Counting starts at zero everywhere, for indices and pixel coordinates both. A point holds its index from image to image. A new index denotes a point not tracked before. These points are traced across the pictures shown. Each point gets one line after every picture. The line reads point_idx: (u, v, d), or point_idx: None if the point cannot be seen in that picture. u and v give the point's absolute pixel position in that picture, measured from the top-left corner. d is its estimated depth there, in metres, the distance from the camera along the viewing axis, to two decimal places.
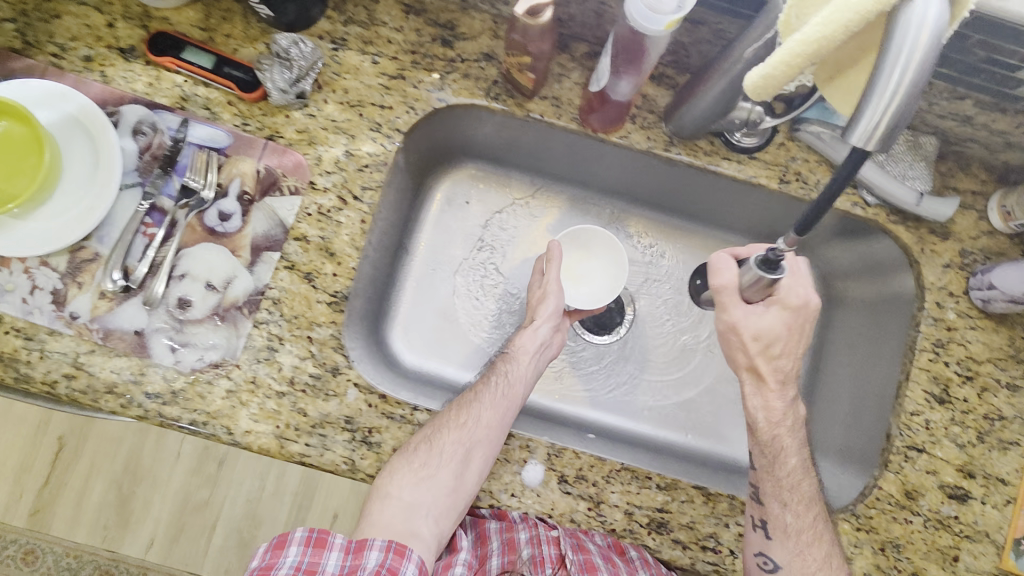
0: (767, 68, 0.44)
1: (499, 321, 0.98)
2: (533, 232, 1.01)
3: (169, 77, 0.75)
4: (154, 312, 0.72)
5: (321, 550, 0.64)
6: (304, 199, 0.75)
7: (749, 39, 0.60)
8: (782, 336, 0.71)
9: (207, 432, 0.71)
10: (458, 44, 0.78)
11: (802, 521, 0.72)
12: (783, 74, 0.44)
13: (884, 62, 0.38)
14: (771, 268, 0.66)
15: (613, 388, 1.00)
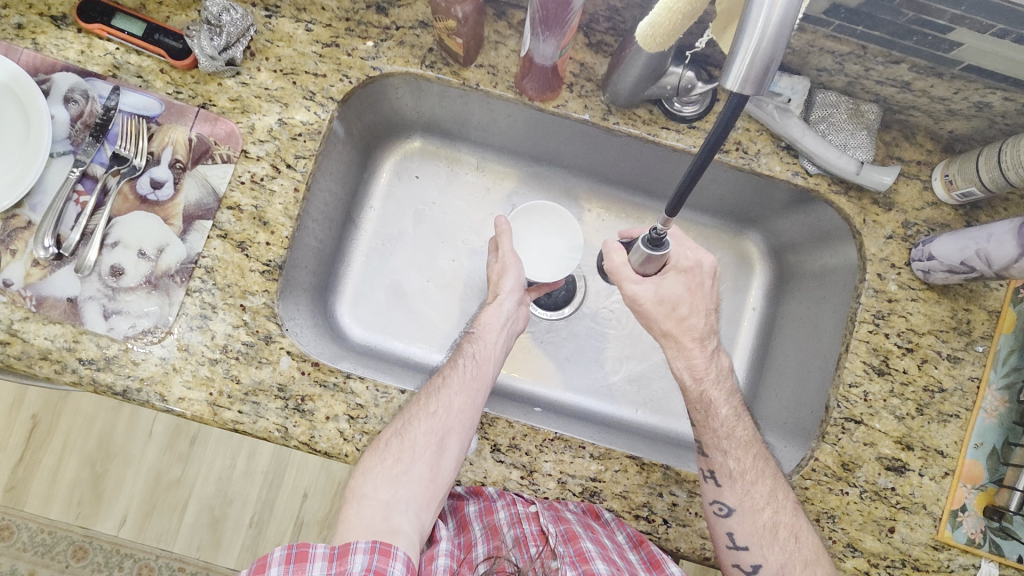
0: (653, 16, 0.46)
1: (448, 296, 0.98)
2: (483, 206, 1.01)
3: (101, 45, 0.75)
4: (86, 280, 0.72)
5: (305, 565, 0.59)
6: (237, 166, 0.74)
7: None
8: (683, 297, 0.72)
9: (140, 399, 0.71)
10: (393, 11, 0.77)
11: (745, 463, 0.73)
12: (667, 20, 0.45)
13: (752, 5, 0.38)
14: (657, 244, 0.66)
15: (565, 363, 1.01)
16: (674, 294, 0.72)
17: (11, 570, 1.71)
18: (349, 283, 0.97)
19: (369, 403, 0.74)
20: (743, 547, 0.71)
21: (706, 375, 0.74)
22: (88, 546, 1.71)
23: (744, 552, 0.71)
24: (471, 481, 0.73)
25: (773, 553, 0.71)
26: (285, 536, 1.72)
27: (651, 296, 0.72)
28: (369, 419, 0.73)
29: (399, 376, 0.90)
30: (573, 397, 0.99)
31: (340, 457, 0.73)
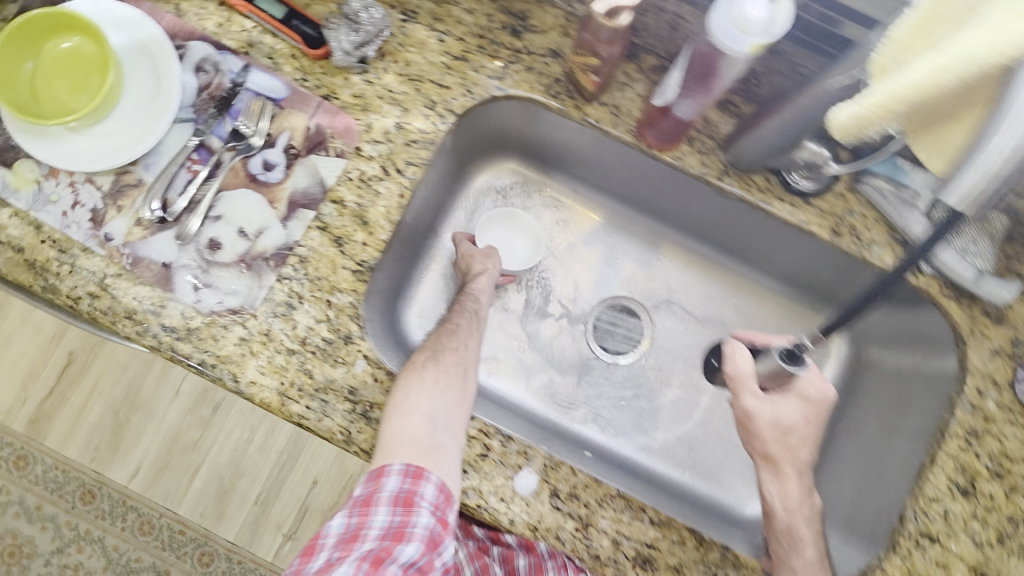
0: (861, 109, 0.48)
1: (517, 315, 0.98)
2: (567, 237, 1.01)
3: (241, 21, 0.76)
4: (184, 248, 0.72)
5: (418, 481, 0.62)
6: (348, 163, 0.74)
7: (839, 70, 0.57)
8: (799, 425, 0.74)
9: (213, 375, 0.71)
10: (527, 36, 0.76)
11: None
12: (874, 115, 0.48)
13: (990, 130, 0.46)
14: (792, 360, 0.74)
15: (619, 411, 0.98)
16: (791, 419, 0.74)
17: (19, 501, 1.73)
18: (422, 291, 0.97)
19: None
20: None
21: (800, 509, 0.72)
22: (97, 492, 1.72)
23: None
24: (523, 522, 0.69)
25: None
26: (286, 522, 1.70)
27: (767, 416, 0.74)
28: None
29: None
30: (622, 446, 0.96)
31: None
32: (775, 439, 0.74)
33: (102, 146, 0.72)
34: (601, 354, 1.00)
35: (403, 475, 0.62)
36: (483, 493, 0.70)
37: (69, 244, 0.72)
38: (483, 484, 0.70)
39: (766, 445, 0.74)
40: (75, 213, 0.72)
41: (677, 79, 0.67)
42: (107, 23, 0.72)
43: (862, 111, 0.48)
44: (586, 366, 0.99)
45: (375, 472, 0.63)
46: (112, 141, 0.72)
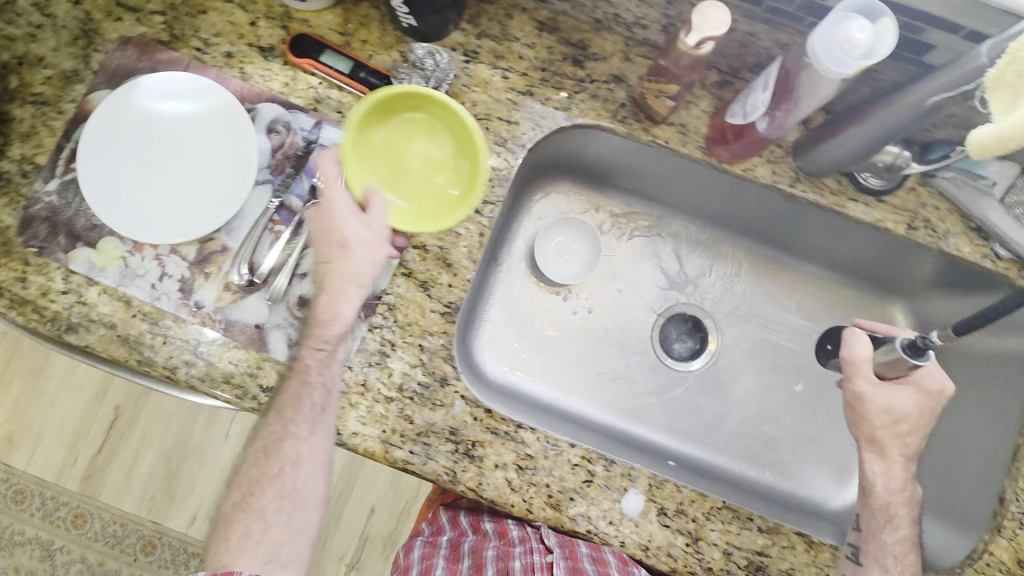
0: (989, 134, 0.52)
1: (585, 334, 1.00)
2: (624, 251, 1.02)
3: (306, 78, 0.76)
4: (275, 309, 0.73)
5: (200, 568, 0.67)
6: (427, 208, 0.75)
7: (935, 85, 0.61)
8: (913, 416, 0.72)
9: (316, 430, 0.72)
10: (589, 65, 0.78)
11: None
12: (1001, 144, 0.52)
13: None
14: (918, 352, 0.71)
15: (693, 415, 1.00)
16: (904, 406, 0.72)
17: (81, 559, 1.73)
18: (490, 321, 0.98)
19: (538, 454, 0.73)
20: None
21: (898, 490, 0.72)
22: (156, 541, 1.73)
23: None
24: (634, 542, 0.72)
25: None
26: (348, 551, 1.70)
27: (879, 401, 0.72)
28: (537, 470, 0.73)
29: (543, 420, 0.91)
30: (700, 452, 0.98)
31: (506, 506, 0.72)
32: (883, 425, 0.72)
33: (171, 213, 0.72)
34: (670, 362, 1.01)
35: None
36: (592, 518, 0.72)
37: (160, 316, 0.73)
38: (591, 509, 0.72)
39: (874, 428, 0.72)
40: (163, 285, 0.73)
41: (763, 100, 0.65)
42: (178, 94, 0.73)
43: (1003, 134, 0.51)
44: (654, 376, 1.01)
45: None
46: (181, 210, 0.72)
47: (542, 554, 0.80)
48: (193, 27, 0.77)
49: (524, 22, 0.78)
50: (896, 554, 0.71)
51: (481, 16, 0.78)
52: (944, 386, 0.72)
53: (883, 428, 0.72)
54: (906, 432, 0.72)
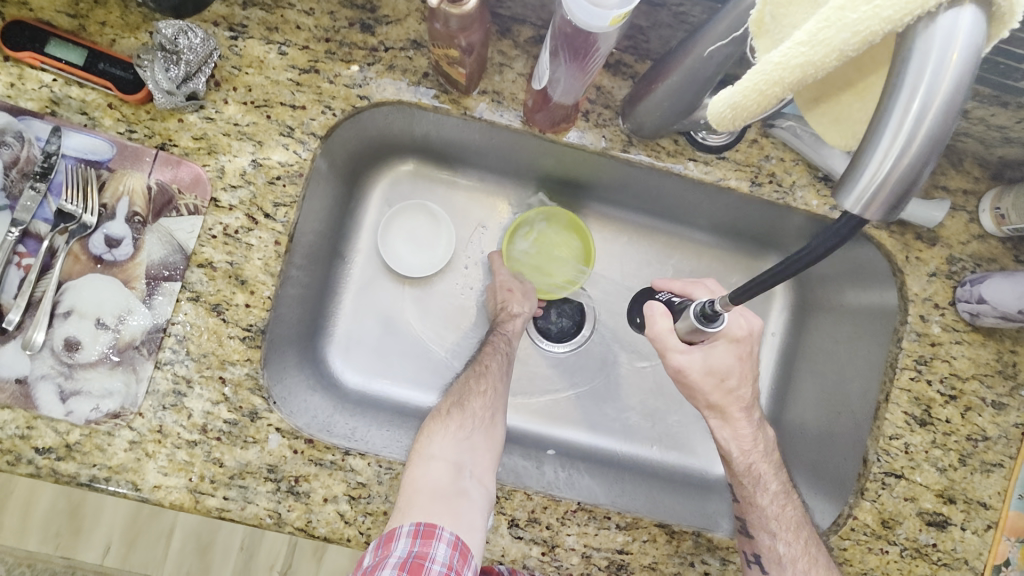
0: (735, 95, 0.34)
1: (451, 326, 0.93)
2: (484, 232, 0.94)
3: (35, 75, 0.63)
4: (36, 358, 0.62)
5: (431, 541, 0.58)
6: (206, 218, 0.65)
7: (708, 37, 0.52)
8: (735, 368, 0.64)
9: (111, 489, 0.63)
10: (381, 30, 0.67)
11: (797, 549, 0.65)
12: (755, 103, 0.34)
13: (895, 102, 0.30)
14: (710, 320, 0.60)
15: (573, 398, 0.94)
16: (725, 363, 0.64)
17: None
18: (343, 325, 0.89)
19: (372, 480, 0.66)
20: None
21: (753, 448, 0.69)
22: None
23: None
24: (486, 560, 0.66)
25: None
26: (278, 559, 1.65)
27: (699, 367, 0.64)
28: (372, 498, 0.66)
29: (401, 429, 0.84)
30: (583, 435, 0.93)
31: (342, 541, 0.65)
32: (713, 388, 0.65)
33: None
34: (543, 345, 0.95)
35: (411, 537, 0.58)
36: None
37: None
38: None
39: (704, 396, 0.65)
40: None
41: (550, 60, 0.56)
42: None
43: (745, 97, 0.34)
44: (527, 362, 0.95)
45: (386, 536, 0.59)
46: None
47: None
48: None
49: None
50: (775, 514, 0.68)
51: None
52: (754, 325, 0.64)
53: (713, 391, 0.65)
54: (735, 387, 0.65)
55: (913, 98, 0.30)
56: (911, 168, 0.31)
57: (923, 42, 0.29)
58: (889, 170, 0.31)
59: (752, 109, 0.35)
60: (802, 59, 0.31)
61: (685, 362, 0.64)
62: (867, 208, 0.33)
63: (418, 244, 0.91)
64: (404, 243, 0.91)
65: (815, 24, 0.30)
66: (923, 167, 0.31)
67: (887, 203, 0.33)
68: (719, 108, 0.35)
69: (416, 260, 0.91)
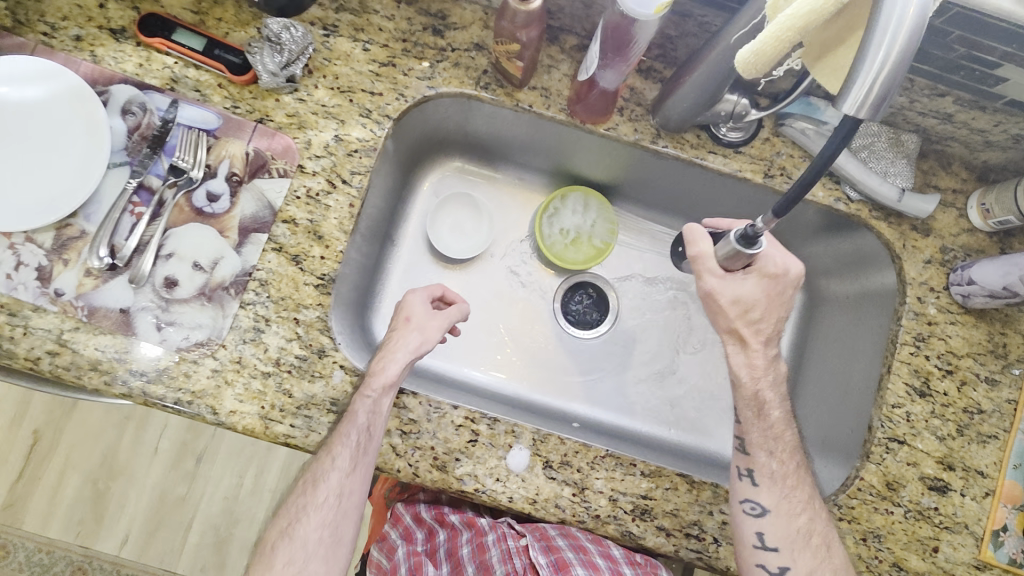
0: (757, 44, 0.45)
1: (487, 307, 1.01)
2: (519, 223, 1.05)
3: (160, 58, 0.75)
4: (140, 292, 0.72)
5: None
6: (293, 181, 0.75)
7: (737, 25, 0.62)
8: (761, 302, 0.72)
9: (191, 412, 0.71)
10: (449, 34, 0.79)
11: (788, 467, 0.73)
12: (771, 48, 0.44)
13: (873, 34, 0.41)
14: (749, 243, 0.67)
15: (595, 378, 1.01)
16: (752, 296, 0.71)
17: None
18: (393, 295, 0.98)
19: (422, 418, 0.73)
20: (775, 512, 0.71)
21: (764, 375, 0.74)
22: (87, 568, 1.65)
23: (773, 554, 0.70)
24: (522, 497, 0.72)
25: (804, 560, 0.69)
26: None
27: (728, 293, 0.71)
28: (421, 434, 0.73)
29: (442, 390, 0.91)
30: (605, 415, 1.00)
31: (392, 472, 0.72)
32: (737, 316, 0.72)
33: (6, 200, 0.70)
34: (570, 330, 1.03)
35: None
36: (479, 477, 0.72)
37: (18, 306, 0.70)
38: (477, 468, 0.73)
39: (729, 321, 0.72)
40: (20, 274, 0.71)
41: (596, 52, 0.67)
42: (23, 79, 0.71)
43: (765, 43, 0.44)
44: (555, 344, 1.02)
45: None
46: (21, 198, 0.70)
47: (517, 538, 0.80)
48: (38, 12, 0.75)
49: None
50: (775, 435, 0.74)
51: None
52: (788, 266, 0.71)
53: (737, 318, 0.72)
54: (757, 318, 0.72)
55: (886, 31, 0.40)
56: (889, 79, 0.40)
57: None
58: (875, 78, 0.41)
59: (769, 56, 0.45)
60: (807, 8, 0.41)
61: (715, 284, 0.72)
62: (860, 112, 0.42)
63: (463, 231, 1.01)
64: (450, 230, 1.01)
65: None
66: (897, 81, 0.41)
67: (872, 111, 0.42)
68: (744, 55, 0.45)
69: (466, 247, 1.00)
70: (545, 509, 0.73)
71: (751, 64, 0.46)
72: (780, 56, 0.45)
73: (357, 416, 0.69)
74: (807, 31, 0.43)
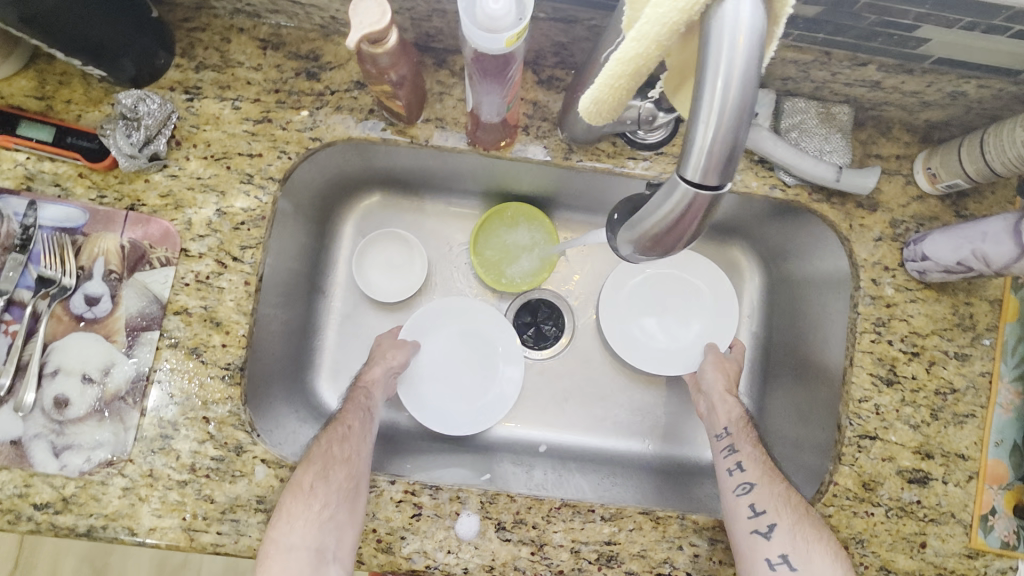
0: (595, 92, 0.43)
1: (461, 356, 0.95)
2: (457, 235, 0.98)
3: (9, 155, 0.68)
4: (29, 418, 0.65)
5: None
6: (178, 268, 0.69)
7: (605, 43, 0.56)
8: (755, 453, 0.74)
9: (108, 537, 0.65)
10: (325, 76, 0.72)
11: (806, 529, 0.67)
12: (609, 95, 0.43)
13: (705, 67, 0.34)
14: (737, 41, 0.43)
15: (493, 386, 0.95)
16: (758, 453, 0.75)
17: None
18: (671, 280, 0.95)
19: None
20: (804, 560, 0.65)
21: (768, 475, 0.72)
22: None
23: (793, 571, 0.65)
24: (478, 565, 0.68)
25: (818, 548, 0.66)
26: None
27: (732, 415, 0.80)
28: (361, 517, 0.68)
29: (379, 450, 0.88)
30: (574, 438, 0.96)
31: None
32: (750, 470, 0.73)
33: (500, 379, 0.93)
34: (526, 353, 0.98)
35: None
36: (428, 552, 0.68)
37: None
38: (426, 543, 0.68)
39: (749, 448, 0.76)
40: None
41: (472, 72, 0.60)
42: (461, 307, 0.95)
43: (602, 89, 0.42)
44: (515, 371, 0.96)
45: None
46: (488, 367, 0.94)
47: None
48: None
49: (245, 43, 0.71)
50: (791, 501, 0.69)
51: (194, 47, 0.70)
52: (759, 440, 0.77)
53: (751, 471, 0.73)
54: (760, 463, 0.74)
55: (717, 76, 0.33)
56: (731, 130, 0.34)
57: (718, 23, 0.33)
58: (705, 140, 0.35)
59: (609, 102, 0.44)
60: (633, 52, 0.38)
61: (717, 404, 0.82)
62: (705, 175, 0.36)
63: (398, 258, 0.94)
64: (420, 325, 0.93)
65: (640, 24, 0.37)
66: (740, 134, 0.35)
67: (721, 172, 0.36)
68: (582, 104, 0.44)
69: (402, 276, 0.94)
70: (504, 574, 0.69)
71: (595, 110, 0.45)
72: (618, 98, 0.43)
73: (353, 426, 0.74)
74: (641, 76, 0.41)
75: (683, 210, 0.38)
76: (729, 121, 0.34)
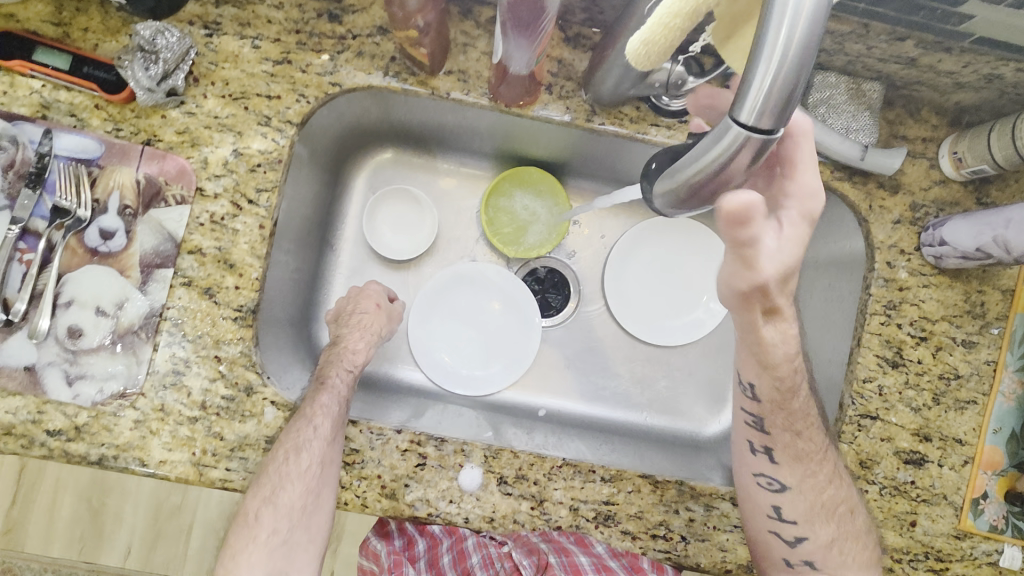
0: (646, 32, 0.44)
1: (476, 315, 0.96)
2: (468, 195, 0.96)
3: (25, 82, 0.67)
4: (43, 346, 0.66)
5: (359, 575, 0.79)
6: (193, 207, 0.68)
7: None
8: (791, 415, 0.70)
9: (119, 467, 0.67)
10: (348, 19, 0.70)
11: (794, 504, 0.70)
12: (661, 35, 0.43)
13: (771, 12, 0.35)
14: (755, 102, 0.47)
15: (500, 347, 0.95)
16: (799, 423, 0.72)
17: None
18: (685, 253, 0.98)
19: (364, 446, 0.70)
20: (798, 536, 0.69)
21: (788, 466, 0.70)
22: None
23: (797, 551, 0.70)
24: (478, 517, 0.70)
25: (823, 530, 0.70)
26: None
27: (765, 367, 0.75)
28: (366, 463, 0.70)
29: (378, 406, 0.88)
30: (573, 404, 0.96)
31: (340, 505, 0.70)
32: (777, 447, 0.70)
33: (506, 342, 0.95)
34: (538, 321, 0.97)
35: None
36: (431, 501, 0.70)
37: None
38: (429, 492, 0.70)
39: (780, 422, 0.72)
40: None
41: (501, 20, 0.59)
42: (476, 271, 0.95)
43: (655, 29, 0.43)
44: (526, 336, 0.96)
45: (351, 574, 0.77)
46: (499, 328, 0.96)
47: (500, 545, 0.72)
48: None
49: None
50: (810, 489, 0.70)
51: None
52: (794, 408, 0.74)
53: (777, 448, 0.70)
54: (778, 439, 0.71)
55: (784, 19, 0.35)
56: (792, 74, 0.36)
57: None
58: (765, 83, 0.36)
59: (660, 44, 0.44)
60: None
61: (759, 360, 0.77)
62: (760, 119, 0.38)
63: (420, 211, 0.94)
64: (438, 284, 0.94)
65: None
66: (800, 79, 0.36)
67: (775, 119, 0.38)
68: (632, 43, 0.45)
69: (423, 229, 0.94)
70: (503, 526, 0.70)
71: (641, 54, 0.46)
72: (668, 41, 0.44)
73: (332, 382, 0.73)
74: (697, 16, 0.42)
75: (716, 169, 0.42)
76: (789, 68, 0.36)
